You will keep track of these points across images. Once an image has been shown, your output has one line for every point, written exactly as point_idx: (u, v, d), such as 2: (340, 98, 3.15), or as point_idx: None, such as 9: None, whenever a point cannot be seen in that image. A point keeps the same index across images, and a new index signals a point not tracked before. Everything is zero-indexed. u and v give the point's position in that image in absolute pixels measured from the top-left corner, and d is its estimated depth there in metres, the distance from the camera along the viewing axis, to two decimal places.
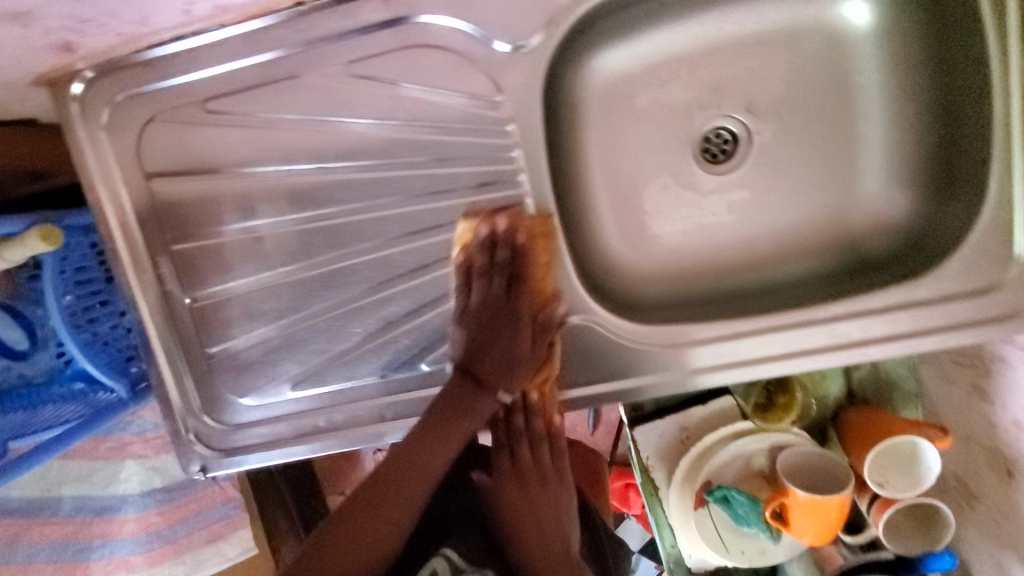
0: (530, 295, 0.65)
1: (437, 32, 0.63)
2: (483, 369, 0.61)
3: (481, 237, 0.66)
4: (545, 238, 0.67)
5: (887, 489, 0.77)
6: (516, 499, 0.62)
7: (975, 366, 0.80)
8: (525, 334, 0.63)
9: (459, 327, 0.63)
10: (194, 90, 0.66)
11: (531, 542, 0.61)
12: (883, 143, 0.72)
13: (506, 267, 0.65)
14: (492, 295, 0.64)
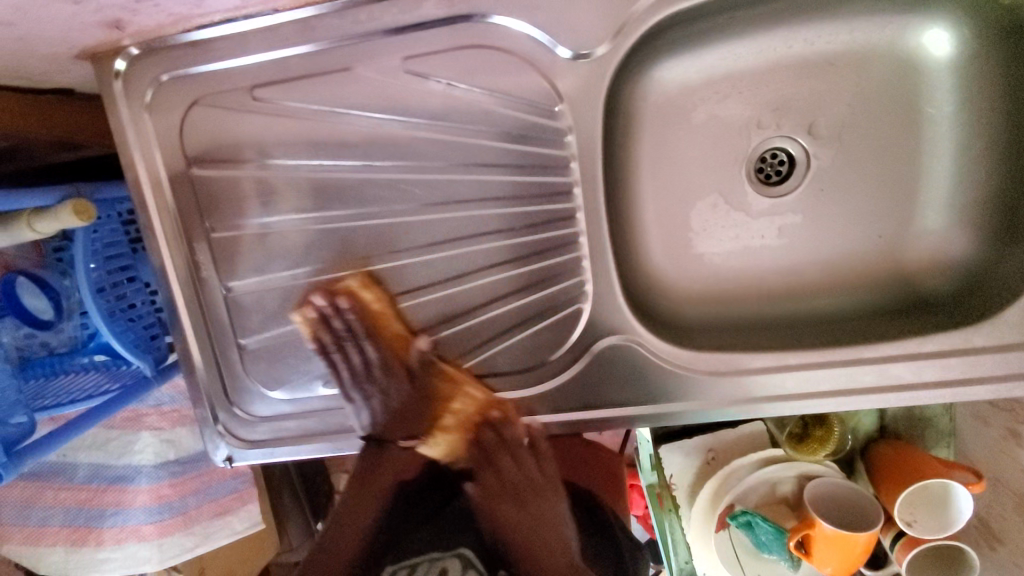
0: (385, 351, 0.69)
1: (498, 34, 0.60)
2: (387, 434, 0.71)
3: (309, 313, 0.69)
4: (370, 285, 0.69)
5: (915, 527, 0.76)
6: (497, 504, 0.69)
7: (1014, 412, 0.78)
8: (399, 387, 0.69)
9: (356, 406, 0.70)
10: (242, 75, 0.64)
11: (519, 538, 0.69)
12: (948, 178, 0.69)
13: (350, 332, 0.69)
14: (374, 362, 0.69)
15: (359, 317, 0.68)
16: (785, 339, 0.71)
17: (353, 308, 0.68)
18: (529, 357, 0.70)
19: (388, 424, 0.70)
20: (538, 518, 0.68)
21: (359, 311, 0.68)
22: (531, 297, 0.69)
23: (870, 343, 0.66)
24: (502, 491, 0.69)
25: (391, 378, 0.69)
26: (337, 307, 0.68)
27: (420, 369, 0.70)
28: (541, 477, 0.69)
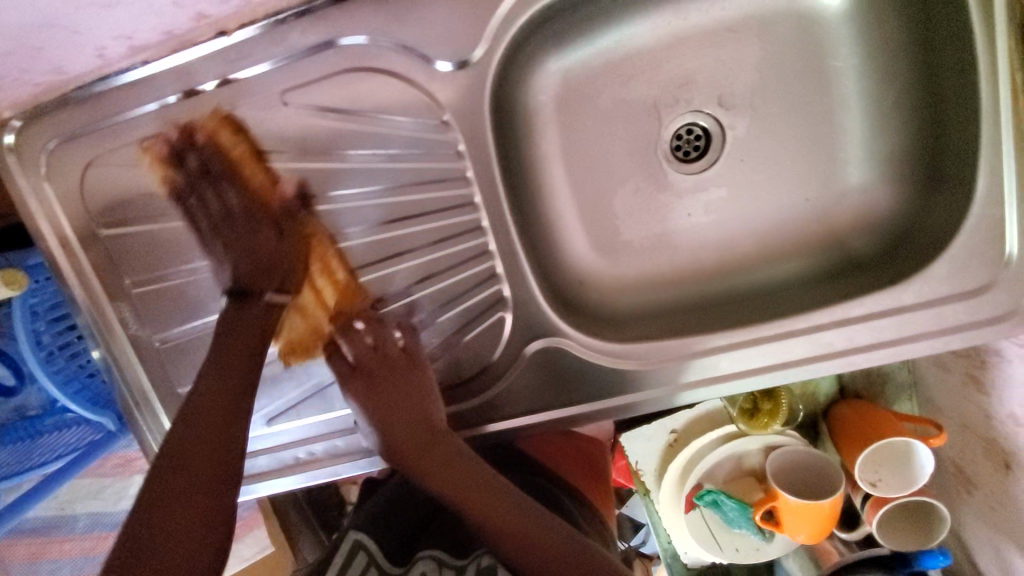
0: (245, 191, 0.62)
1: (373, 55, 0.60)
2: (251, 283, 0.61)
3: (162, 157, 0.63)
4: (229, 129, 0.62)
5: (880, 487, 0.75)
6: (380, 421, 0.63)
7: (971, 357, 0.76)
8: (262, 228, 0.61)
9: (216, 255, 0.63)
10: (127, 130, 0.63)
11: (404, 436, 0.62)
12: (863, 131, 0.68)
13: (205, 175, 0.63)
14: (229, 206, 0.62)
15: (216, 164, 0.62)
16: (717, 320, 0.69)
17: (208, 153, 0.63)
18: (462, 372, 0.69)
19: (252, 274, 0.61)
20: (422, 423, 0.62)
21: (214, 161, 0.62)
22: (454, 311, 0.67)
23: (800, 314, 0.64)
24: (380, 400, 0.63)
25: (251, 224, 0.61)
26: (189, 154, 0.63)
27: (286, 228, 0.63)
28: (399, 358, 0.65)
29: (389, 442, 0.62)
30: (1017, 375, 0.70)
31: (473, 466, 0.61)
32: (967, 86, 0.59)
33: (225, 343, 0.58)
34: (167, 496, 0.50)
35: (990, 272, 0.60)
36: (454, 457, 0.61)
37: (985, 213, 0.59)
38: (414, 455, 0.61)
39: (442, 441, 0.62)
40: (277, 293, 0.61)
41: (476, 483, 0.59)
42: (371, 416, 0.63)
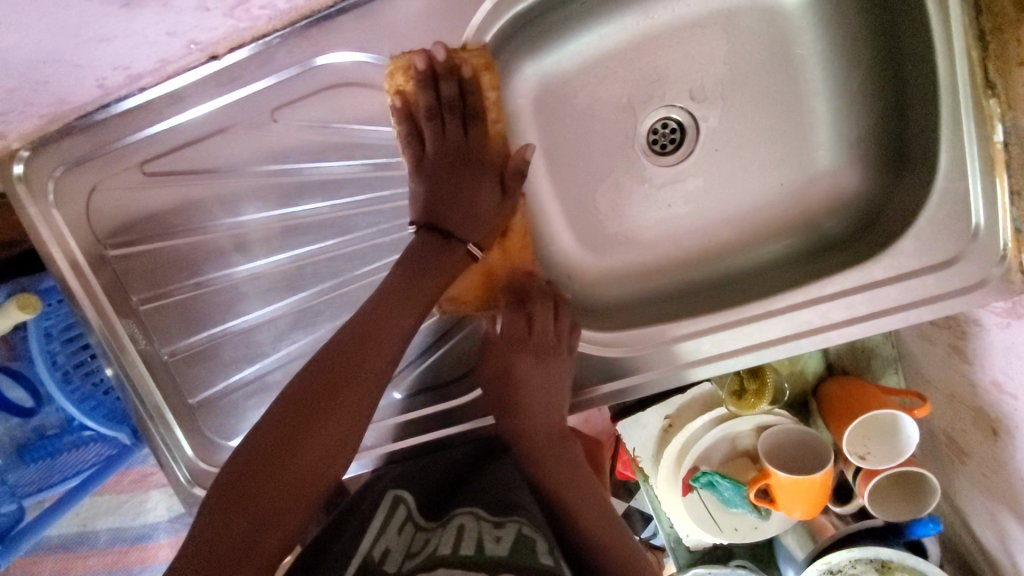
0: (480, 135, 0.65)
1: (355, 70, 0.62)
2: (447, 220, 0.62)
3: (413, 71, 0.60)
4: (488, 73, 0.63)
5: (869, 461, 0.78)
6: (516, 403, 0.68)
7: (953, 328, 0.79)
8: (489, 185, 0.64)
9: (417, 179, 0.63)
10: (128, 155, 0.66)
11: (534, 421, 0.68)
12: (830, 116, 0.70)
13: (453, 103, 0.62)
14: (449, 142, 0.63)
15: (462, 96, 0.63)
16: (701, 304, 0.72)
17: (450, 77, 0.61)
18: (459, 369, 0.72)
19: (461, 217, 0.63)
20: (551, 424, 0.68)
21: (469, 96, 0.63)
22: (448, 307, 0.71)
23: (777, 294, 0.67)
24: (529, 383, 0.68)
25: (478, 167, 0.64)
26: (433, 74, 0.61)
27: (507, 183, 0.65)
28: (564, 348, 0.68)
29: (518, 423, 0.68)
30: (996, 342, 0.72)
31: (581, 483, 0.68)
32: (925, 67, 0.61)
33: (406, 276, 0.60)
34: (277, 460, 0.52)
35: (958, 243, 0.62)
36: (567, 467, 0.68)
37: (949, 187, 0.61)
38: (536, 436, 0.68)
39: (560, 447, 0.69)
40: (475, 246, 0.63)
41: (580, 500, 0.67)
42: (511, 394, 0.68)
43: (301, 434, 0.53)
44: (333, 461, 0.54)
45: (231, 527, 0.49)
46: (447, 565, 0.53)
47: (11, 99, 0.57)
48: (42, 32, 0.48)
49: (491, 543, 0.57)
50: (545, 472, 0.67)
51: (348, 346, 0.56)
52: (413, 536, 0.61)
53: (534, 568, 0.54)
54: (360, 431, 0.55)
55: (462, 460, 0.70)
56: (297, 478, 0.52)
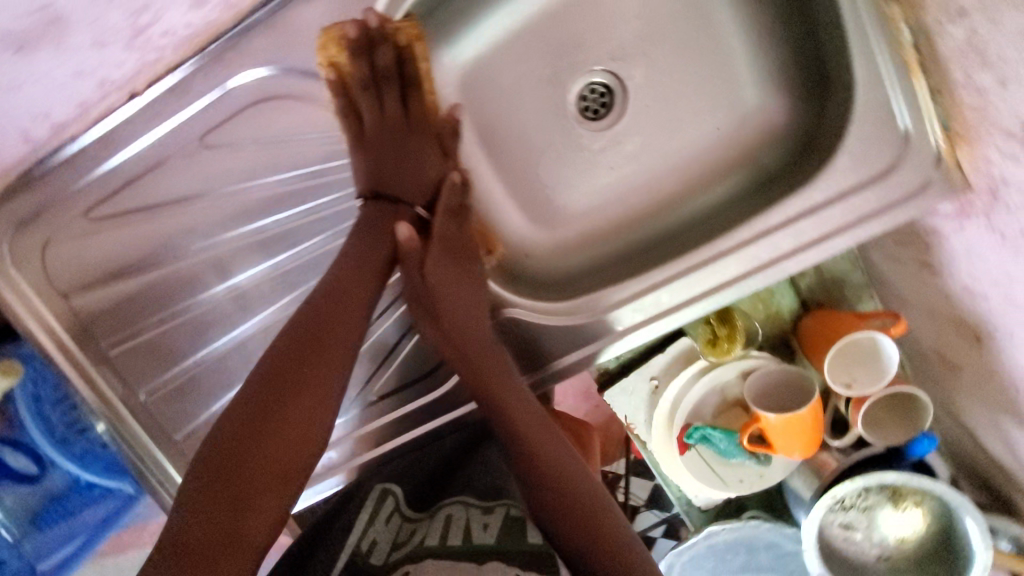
0: (417, 102, 0.66)
1: (273, 82, 0.63)
2: (393, 185, 0.64)
3: (345, 41, 0.60)
4: (421, 42, 0.63)
5: (856, 388, 0.77)
6: (492, 379, 0.64)
7: (916, 242, 0.78)
8: (430, 150, 0.66)
9: (357, 151, 0.63)
10: (71, 204, 0.67)
11: (494, 378, 0.64)
12: (749, 51, 0.71)
13: (391, 72, 0.63)
14: (387, 114, 0.65)
15: (399, 64, 0.63)
16: (655, 258, 0.72)
17: (385, 44, 0.61)
18: (430, 361, 0.73)
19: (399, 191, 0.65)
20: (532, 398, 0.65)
21: (404, 66, 0.64)
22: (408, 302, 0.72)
23: (725, 234, 0.67)
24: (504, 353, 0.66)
25: (420, 133, 0.66)
26: (369, 42, 0.61)
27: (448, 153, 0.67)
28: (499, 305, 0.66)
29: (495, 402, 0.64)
30: (957, 248, 0.71)
31: (572, 464, 0.62)
32: None
33: (357, 249, 0.61)
34: (247, 445, 0.51)
35: (892, 151, 0.62)
36: (555, 446, 0.63)
37: (870, 98, 0.61)
38: (499, 392, 0.63)
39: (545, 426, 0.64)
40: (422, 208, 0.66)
41: (571, 481, 0.61)
42: (486, 370, 0.64)
43: (274, 417, 0.52)
44: (311, 445, 0.53)
45: (217, 510, 0.48)
46: (436, 555, 0.56)
47: None
48: None
49: (479, 530, 0.59)
50: (531, 455, 0.62)
51: (313, 329, 0.56)
52: (402, 528, 0.63)
53: (523, 552, 0.57)
54: (334, 406, 0.56)
55: (451, 451, 0.73)
56: (275, 463, 0.51)
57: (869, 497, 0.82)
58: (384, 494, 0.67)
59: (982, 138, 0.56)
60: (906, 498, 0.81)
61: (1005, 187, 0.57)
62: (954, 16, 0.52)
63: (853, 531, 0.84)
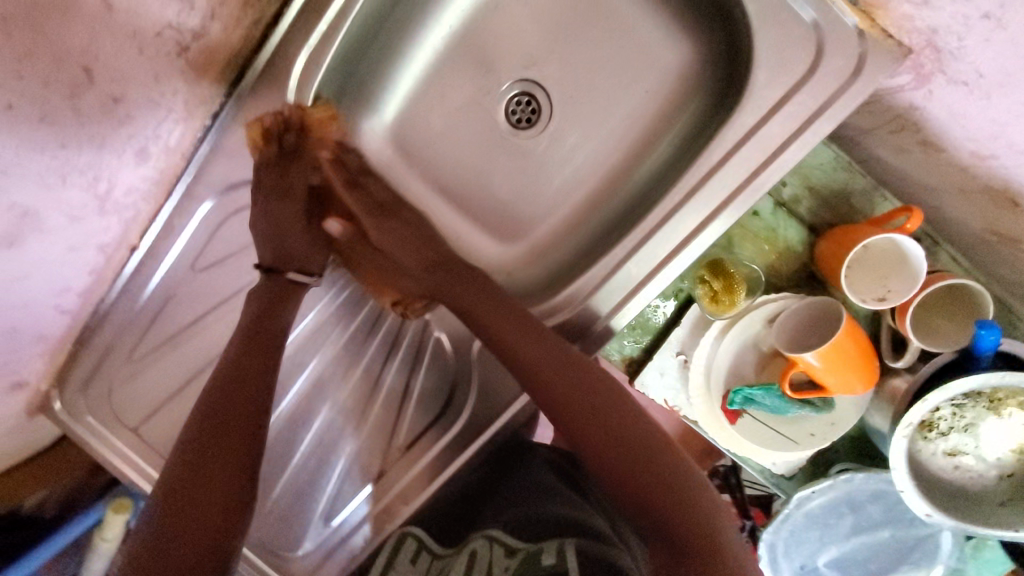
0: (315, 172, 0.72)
1: (231, 197, 0.70)
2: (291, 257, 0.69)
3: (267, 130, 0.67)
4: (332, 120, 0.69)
5: (893, 297, 0.70)
6: (562, 374, 0.60)
7: (906, 126, 0.69)
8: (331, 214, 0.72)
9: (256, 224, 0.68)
10: (119, 351, 0.77)
11: (527, 348, 0.62)
12: (643, 11, 0.70)
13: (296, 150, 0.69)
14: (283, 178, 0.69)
15: (307, 154, 0.70)
16: (619, 235, 0.70)
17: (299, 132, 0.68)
18: (443, 390, 0.74)
19: (396, 246, 0.70)
20: (616, 387, 0.60)
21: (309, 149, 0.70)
22: (408, 342, 0.77)
23: (674, 186, 0.65)
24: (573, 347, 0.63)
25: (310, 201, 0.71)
26: (279, 135, 0.67)
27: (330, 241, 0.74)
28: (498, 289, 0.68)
29: (566, 399, 0.60)
30: (941, 115, 0.63)
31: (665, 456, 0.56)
32: None
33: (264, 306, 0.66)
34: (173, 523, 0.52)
35: (809, 48, 0.59)
36: (648, 440, 0.57)
37: (763, 5, 0.59)
38: (539, 359, 0.61)
39: (630, 419, 0.58)
40: (298, 274, 0.69)
41: (668, 476, 0.55)
42: (553, 366, 0.61)
43: (204, 475, 0.55)
44: (243, 491, 0.56)
45: None
46: None
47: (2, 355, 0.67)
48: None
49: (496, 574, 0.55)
50: (616, 450, 0.57)
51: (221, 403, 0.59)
52: (429, 565, 0.67)
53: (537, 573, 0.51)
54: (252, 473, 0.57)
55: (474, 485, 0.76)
56: (212, 512, 0.53)
57: (964, 413, 0.71)
58: (408, 536, 0.72)
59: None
60: (1008, 403, 0.69)
61: (937, 36, 0.52)
62: None
63: (961, 455, 0.73)
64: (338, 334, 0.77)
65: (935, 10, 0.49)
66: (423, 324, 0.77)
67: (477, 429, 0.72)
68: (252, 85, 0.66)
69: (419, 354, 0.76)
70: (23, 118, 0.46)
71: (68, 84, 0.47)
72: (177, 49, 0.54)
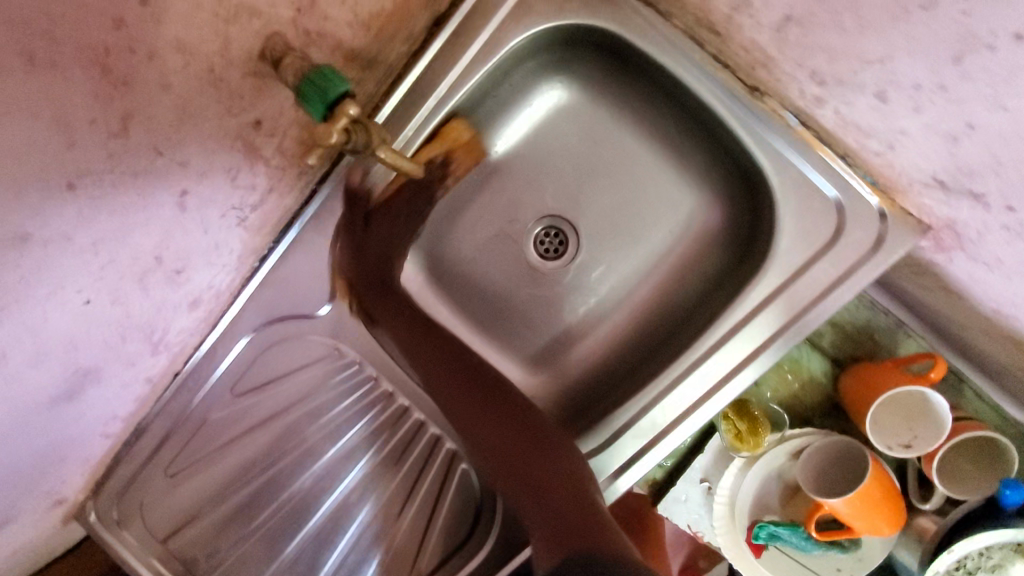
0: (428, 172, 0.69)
1: (273, 330, 0.74)
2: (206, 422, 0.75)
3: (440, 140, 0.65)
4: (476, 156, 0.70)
5: (917, 447, 0.71)
6: (486, 410, 0.69)
7: (930, 278, 0.70)
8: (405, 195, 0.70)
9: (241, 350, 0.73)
10: (155, 467, 0.79)
11: (433, 366, 0.71)
12: (668, 161, 0.73)
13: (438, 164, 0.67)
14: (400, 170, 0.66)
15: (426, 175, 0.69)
16: (642, 380, 0.71)
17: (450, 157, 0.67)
18: (463, 528, 0.76)
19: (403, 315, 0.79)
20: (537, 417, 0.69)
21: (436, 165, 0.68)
22: (433, 473, 0.76)
23: (699, 338, 0.67)
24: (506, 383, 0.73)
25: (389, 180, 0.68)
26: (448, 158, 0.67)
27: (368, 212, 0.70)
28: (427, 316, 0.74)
29: (489, 435, 0.68)
30: (964, 278, 0.64)
31: (563, 464, 0.63)
32: (697, 108, 0.64)
33: None
34: None
35: (831, 220, 0.61)
36: (553, 453, 0.65)
37: (787, 179, 0.61)
38: (445, 379, 0.71)
39: (542, 441, 0.66)
40: None
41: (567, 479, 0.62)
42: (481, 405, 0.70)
43: None
44: None
45: None
46: None
47: (47, 484, 0.69)
48: (46, 447, 0.61)
49: None
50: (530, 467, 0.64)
51: None
52: None
53: None
54: None
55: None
56: None
57: (991, 554, 0.67)
58: None
59: (908, 191, 0.54)
60: None
61: (957, 226, 0.54)
62: (815, 103, 0.52)
63: None
64: (363, 462, 0.77)
65: (953, 209, 0.51)
66: (451, 453, 0.76)
67: (509, 551, 0.74)
68: (298, 232, 0.70)
69: (444, 482, 0.76)
70: (97, 309, 0.49)
71: (139, 272, 0.50)
72: (235, 221, 0.58)
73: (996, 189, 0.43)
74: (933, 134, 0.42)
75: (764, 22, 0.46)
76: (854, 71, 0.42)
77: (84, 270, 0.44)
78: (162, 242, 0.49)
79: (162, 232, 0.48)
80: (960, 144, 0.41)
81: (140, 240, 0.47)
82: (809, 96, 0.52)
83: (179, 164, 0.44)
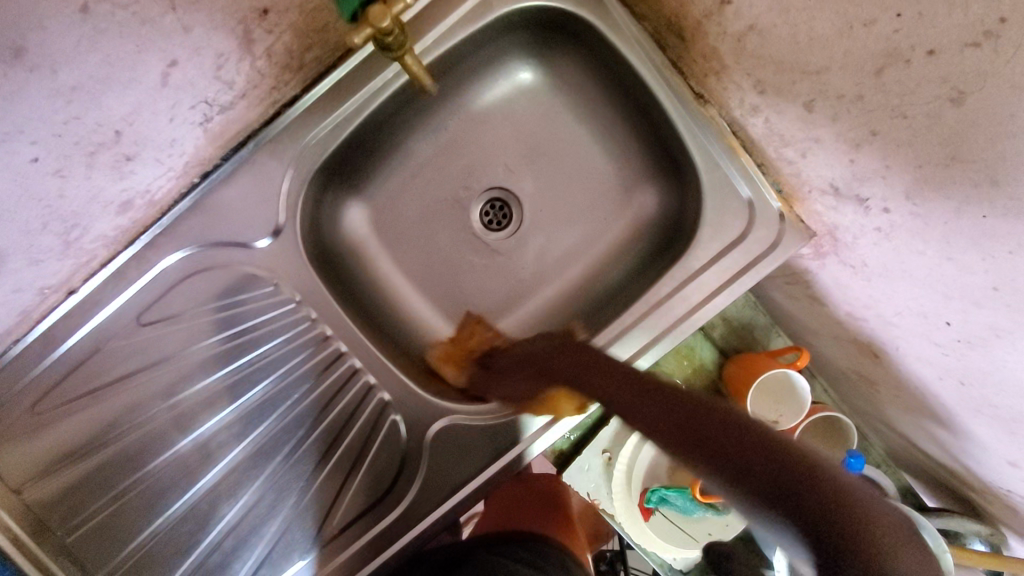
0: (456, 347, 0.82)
1: (199, 257, 0.69)
2: (108, 349, 0.69)
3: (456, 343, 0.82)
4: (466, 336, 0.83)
5: (784, 422, 0.85)
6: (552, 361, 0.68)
7: (801, 283, 0.85)
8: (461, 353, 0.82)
9: (179, 270, 0.69)
10: (22, 400, 0.69)
11: (420, 283, 0.83)
12: (613, 151, 0.81)
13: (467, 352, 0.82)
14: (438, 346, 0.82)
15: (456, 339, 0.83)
16: (571, 347, 0.77)
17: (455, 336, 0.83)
18: (381, 484, 0.72)
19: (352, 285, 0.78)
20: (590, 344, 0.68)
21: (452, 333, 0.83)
22: (357, 425, 0.73)
23: (629, 308, 0.74)
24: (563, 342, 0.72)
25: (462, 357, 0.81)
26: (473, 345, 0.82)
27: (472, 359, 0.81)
28: (412, 252, 0.83)
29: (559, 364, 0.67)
30: (828, 283, 0.79)
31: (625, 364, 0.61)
32: (651, 104, 0.73)
33: None
34: None
35: (745, 217, 0.72)
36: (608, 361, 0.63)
37: (713, 177, 0.72)
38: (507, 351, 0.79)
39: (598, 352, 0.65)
40: None
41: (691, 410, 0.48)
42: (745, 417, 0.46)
43: None
44: None
45: None
46: None
47: None
48: None
49: None
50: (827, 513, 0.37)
51: None
52: None
53: None
54: None
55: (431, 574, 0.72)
56: None
57: None
58: None
59: (806, 198, 0.68)
60: None
61: (837, 231, 0.68)
62: (750, 112, 0.64)
63: None
64: (280, 413, 0.72)
65: (839, 215, 0.65)
66: (381, 403, 0.73)
67: (426, 508, 0.72)
68: (250, 154, 0.68)
69: (370, 429, 0.73)
70: None
71: (94, 142, 0.54)
72: (200, 119, 0.60)
73: (879, 193, 0.56)
74: (841, 142, 0.54)
75: (728, 31, 0.56)
76: (792, 82, 0.54)
77: (47, 114, 0.49)
78: (127, 115, 0.54)
79: (135, 103, 0.54)
80: (860, 152, 0.54)
81: (111, 104, 0.52)
82: (746, 105, 0.63)
83: (181, 28, 0.51)
